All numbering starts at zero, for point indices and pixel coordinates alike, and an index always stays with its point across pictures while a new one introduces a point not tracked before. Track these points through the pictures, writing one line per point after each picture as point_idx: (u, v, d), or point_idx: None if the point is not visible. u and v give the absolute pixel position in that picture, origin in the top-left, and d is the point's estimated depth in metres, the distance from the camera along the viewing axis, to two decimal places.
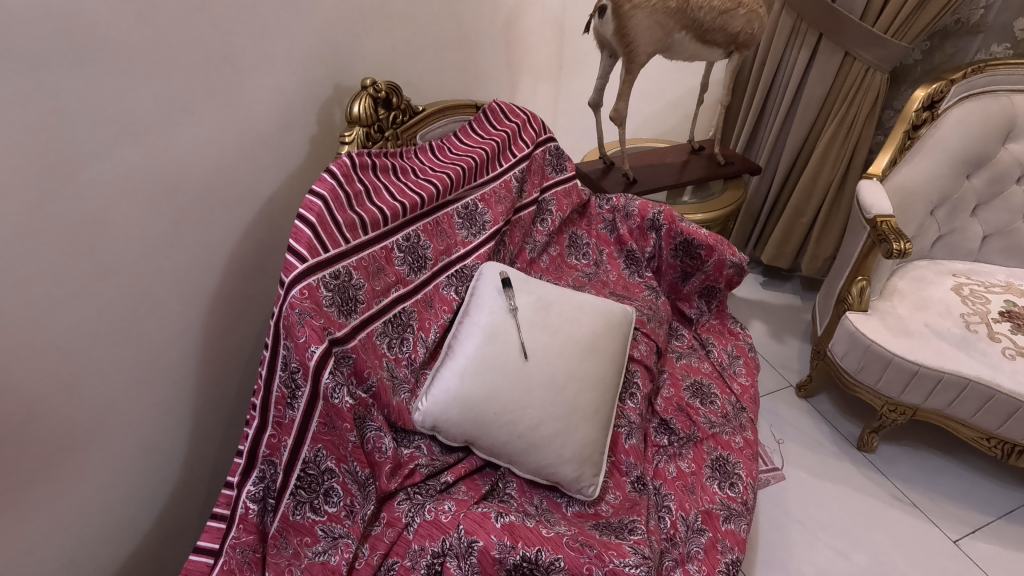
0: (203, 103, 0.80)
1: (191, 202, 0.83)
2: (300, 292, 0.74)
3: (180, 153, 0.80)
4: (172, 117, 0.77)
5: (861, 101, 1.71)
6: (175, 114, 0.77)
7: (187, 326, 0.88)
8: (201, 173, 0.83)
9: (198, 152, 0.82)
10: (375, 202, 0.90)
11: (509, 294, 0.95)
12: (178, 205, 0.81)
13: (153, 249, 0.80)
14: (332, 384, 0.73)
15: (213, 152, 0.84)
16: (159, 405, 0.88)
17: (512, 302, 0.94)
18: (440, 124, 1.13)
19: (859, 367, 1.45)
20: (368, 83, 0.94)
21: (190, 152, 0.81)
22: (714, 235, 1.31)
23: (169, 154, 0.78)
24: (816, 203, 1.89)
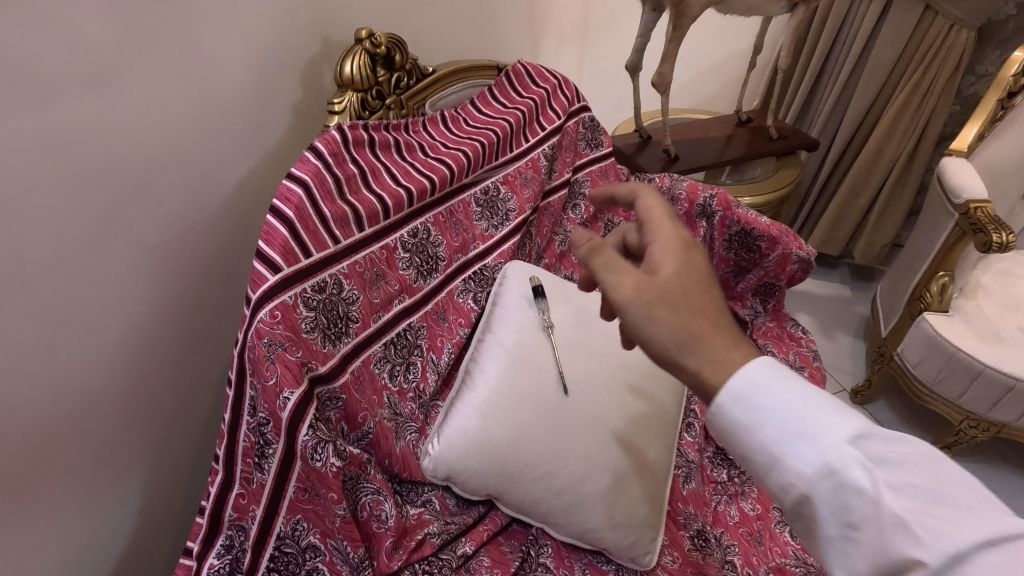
0: (141, 49, 0.59)
1: (132, 187, 0.62)
2: (271, 313, 0.55)
3: (110, 119, 0.58)
4: (95, 66, 0.56)
5: (941, 65, 1.47)
6: (97, 62, 0.56)
7: (137, 348, 0.68)
8: (145, 147, 0.62)
9: (141, 121, 0.61)
10: (373, 189, 0.71)
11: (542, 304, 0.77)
12: (114, 191, 0.61)
13: (80, 250, 0.59)
14: (313, 441, 0.53)
15: (161, 119, 0.63)
16: (105, 450, 0.68)
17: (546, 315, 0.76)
18: (452, 90, 0.92)
19: (938, 378, 1.25)
20: (364, 35, 0.73)
21: (129, 121, 0.60)
22: (777, 224, 1.11)
23: (93, 120, 0.57)
24: (876, 183, 1.67)
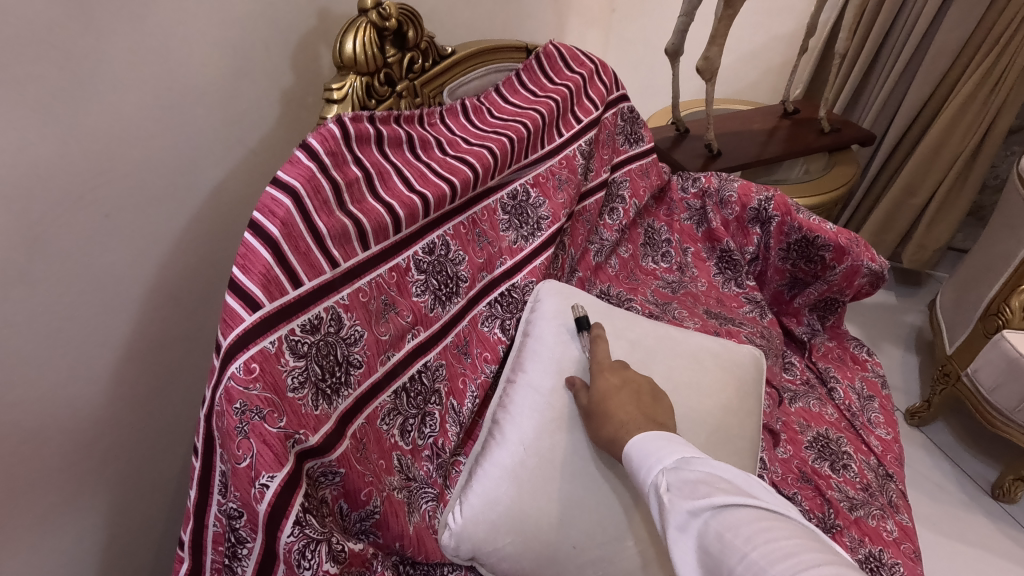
0: (79, 14, 0.46)
1: (71, 192, 0.49)
2: (247, 368, 0.42)
3: (34, 106, 0.45)
4: (11, 33, 0.42)
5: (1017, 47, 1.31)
6: (12, 29, 0.42)
7: (86, 392, 0.55)
8: (86, 142, 0.49)
9: (81, 113, 0.48)
10: (381, 196, 0.57)
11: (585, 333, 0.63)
12: (47, 198, 0.47)
13: (0, 276, 0.46)
14: (300, 542, 0.41)
15: (108, 106, 0.50)
16: (50, 518, 0.56)
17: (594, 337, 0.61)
18: (475, 75, 0.78)
19: (1019, 405, 1.10)
20: (371, 4, 0.59)
21: (63, 114, 0.47)
22: (845, 232, 0.96)
23: (11, 105, 0.44)
24: (935, 181, 1.51)
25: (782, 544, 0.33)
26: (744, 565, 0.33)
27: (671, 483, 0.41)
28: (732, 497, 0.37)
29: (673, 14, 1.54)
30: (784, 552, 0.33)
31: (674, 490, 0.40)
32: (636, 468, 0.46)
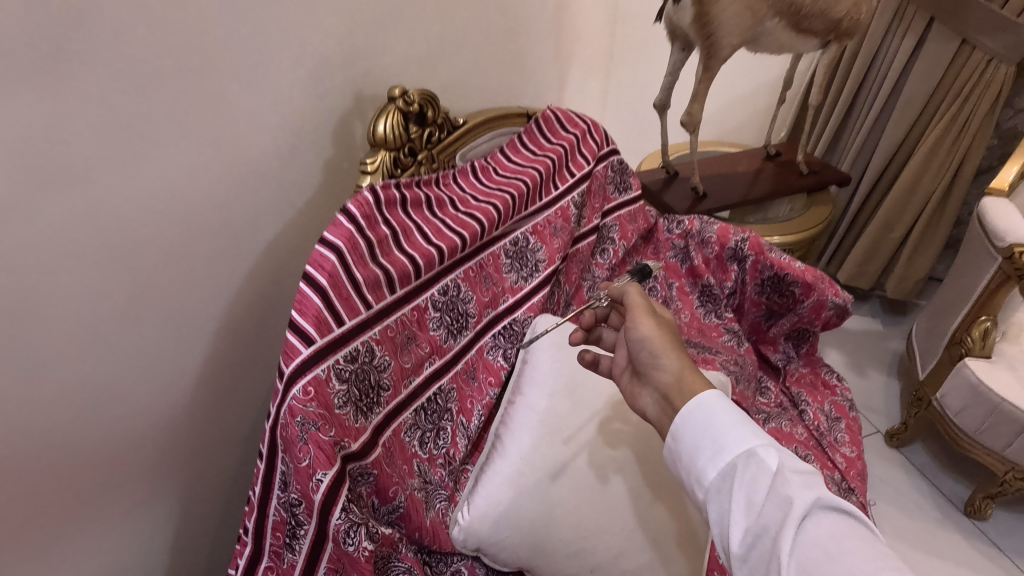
0: (173, 118, 0.61)
1: (160, 252, 0.64)
2: (304, 390, 0.55)
3: (139, 191, 0.60)
4: (125, 140, 0.58)
5: (979, 98, 1.43)
6: (125, 138, 0.58)
7: (158, 406, 0.69)
8: (174, 215, 0.64)
9: (171, 193, 0.63)
10: (405, 249, 0.70)
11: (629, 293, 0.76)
12: (144, 257, 0.63)
13: (107, 317, 0.61)
14: (346, 524, 0.53)
15: (190, 186, 0.64)
16: (130, 505, 0.71)
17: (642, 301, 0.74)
18: (484, 139, 0.92)
19: (980, 428, 1.20)
20: (397, 93, 0.73)
21: (160, 195, 0.62)
22: (812, 270, 1.08)
23: (122, 193, 0.59)
24: (911, 217, 1.62)
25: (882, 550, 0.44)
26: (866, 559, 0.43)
27: (773, 461, 0.49)
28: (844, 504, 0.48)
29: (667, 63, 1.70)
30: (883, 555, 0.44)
31: (783, 469, 0.48)
32: (719, 430, 0.52)
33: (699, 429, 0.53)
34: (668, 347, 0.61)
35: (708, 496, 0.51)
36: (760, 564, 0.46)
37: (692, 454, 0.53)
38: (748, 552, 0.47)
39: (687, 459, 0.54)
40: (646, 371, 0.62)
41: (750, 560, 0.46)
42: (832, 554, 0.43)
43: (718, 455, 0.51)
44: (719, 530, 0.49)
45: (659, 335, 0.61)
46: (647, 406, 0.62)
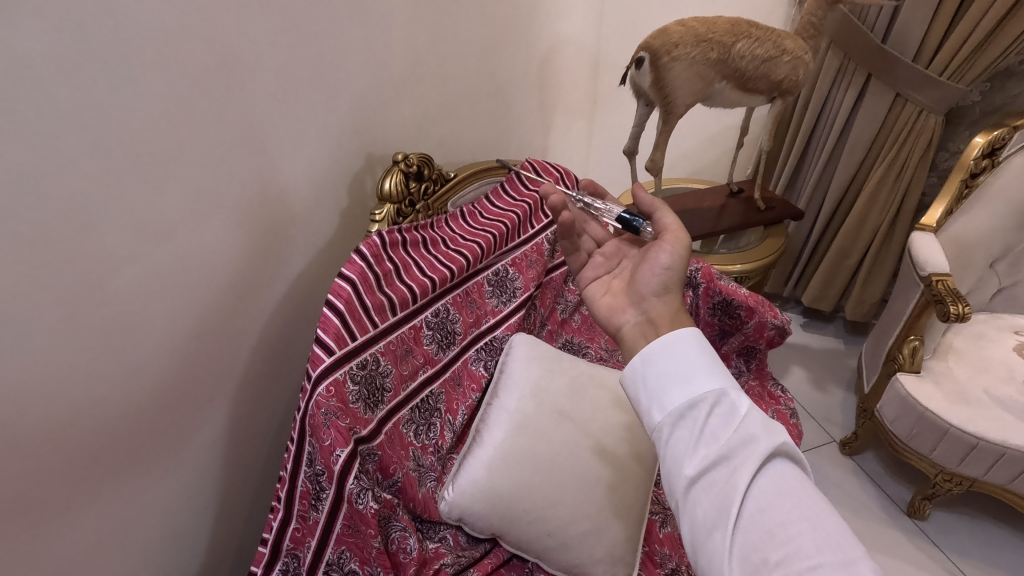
0: (234, 186, 0.81)
1: (221, 285, 0.84)
2: (327, 389, 0.73)
3: (210, 241, 0.80)
4: (202, 204, 0.78)
5: (914, 143, 1.62)
6: (201, 202, 0.77)
7: (213, 404, 0.89)
8: (232, 257, 0.84)
9: (231, 241, 0.83)
10: (405, 280, 0.88)
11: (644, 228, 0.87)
12: (208, 291, 0.82)
13: (183, 336, 0.81)
14: (357, 488, 0.71)
15: (243, 235, 0.85)
16: (188, 483, 0.90)
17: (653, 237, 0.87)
18: (472, 188, 1.11)
19: (911, 434, 1.36)
20: (401, 157, 0.92)
21: (224, 242, 0.82)
22: (755, 295, 1.26)
23: (198, 243, 0.79)
24: (862, 247, 1.81)
25: (807, 489, 0.57)
26: (796, 495, 0.55)
27: (740, 405, 0.60)
28: (787, 448, 0.59)
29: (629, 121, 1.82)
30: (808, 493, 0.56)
31: (749, 412, 0.60)
32: (698, 372, 0.62)
33: (683, 368, 0.63)
34: (675, 287, 0.76)
35: (676, 423, 0.60)
36: (717, 485, 0.56)
37: (671, 386, 0.62)
38: (707, 473, 0.56)
39: (662, 391, 0.62)
40: (648, 292, 0.76)
41: (707, 480, 0.56)
42: (778, 483, 0.56)
43: (697, 391, 0.60)
44: (679, 453, 0.58)
45: (677, 276, 0.75)
46: (627, 321, 0.76)
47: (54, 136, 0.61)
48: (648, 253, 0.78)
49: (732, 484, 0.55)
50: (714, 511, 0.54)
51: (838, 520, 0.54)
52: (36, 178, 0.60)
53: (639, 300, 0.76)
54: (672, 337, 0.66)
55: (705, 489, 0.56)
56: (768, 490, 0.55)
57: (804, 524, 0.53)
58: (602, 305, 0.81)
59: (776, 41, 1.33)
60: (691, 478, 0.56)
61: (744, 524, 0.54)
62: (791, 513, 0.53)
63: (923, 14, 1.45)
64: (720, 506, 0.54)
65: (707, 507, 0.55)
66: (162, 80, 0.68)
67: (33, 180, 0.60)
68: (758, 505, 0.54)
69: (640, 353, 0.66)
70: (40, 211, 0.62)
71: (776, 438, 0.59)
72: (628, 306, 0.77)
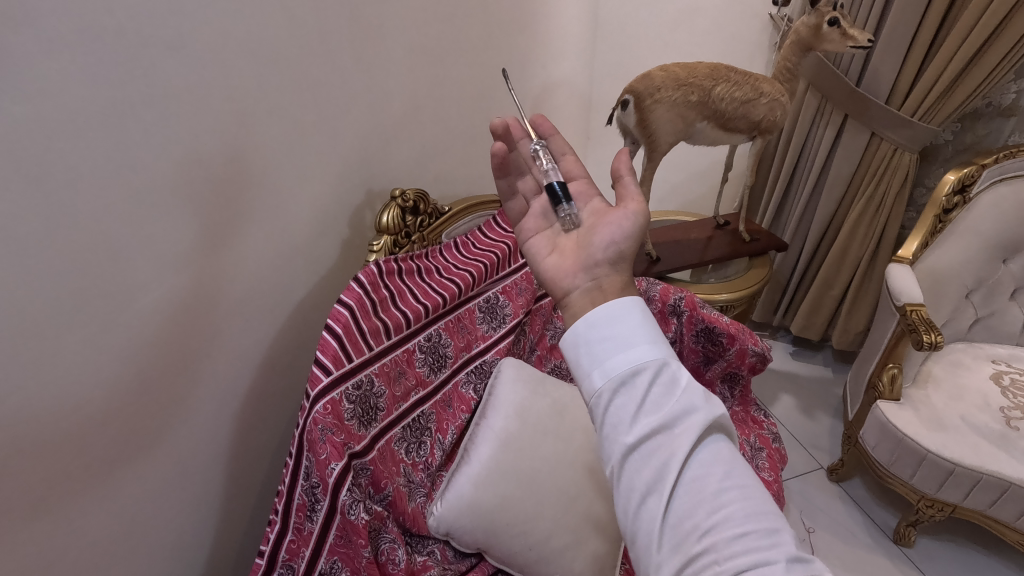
0: (245, 220, 0.89)
1: (229, 310, 0.91)
2: (324, 407, 0.78)
3: (220, 268, 0.87)
4: (215, 235, 0.85)
5: (891, 179, 1.69)
6: (214, 234, 0.85)
7: (216, 421, 0.95)
8: (240, 283, 0.91)
9: (239, 269, 0.91)
10: (399, 307, 0.94)
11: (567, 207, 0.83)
12: (218, 315, 0.89)
13: (193, 356, 0.87)
14: (349, 500, 0.76)
15: (251, 264, 0.92)
16: (191, 496, 0.95)
17: (576, 220, 0.83)
18: (465, 221, 1.18)
19: (892, 460, 1.40)
20: (397, 194, 1.00)
21: (233, 270, 0.90)
22: (736, 323, 1.32)
23: (210, 271, 0.86)
24: (846, 277, 1.87)
25: (738, 457, 0.59)
26: (728, 464, 0.57)
27: (680, 376, 0.61)
28: (723, 419, 0.61)
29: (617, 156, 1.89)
30: (738, 462, 0.59)
31: (689, 383, 0.61)
32: (642, 341, 0.62)
33: (626, 336, 0.63)
34: (628, 257, 0.76)
35: (617, 389, 0.60)
36: (656, 453, 0.56)
37: (613, 353, 0.62)
38: (645, 441, 0.57)
39: (604, 357, 0.62)
40: (602, 258, 0.75)
41: (645, 448, 0.57)
42: (714, 453, 0.57)
43: (640, 359, 0.61)
44: (619, 420, 0.59)
45: (632, 246, 0.75)
46: (576, 286, 0.74)
47: (89, 174, 0.68)
48: (611, 220, 0.77)
49: (671, 452, 0.56)
50: (653, 478, 0.55)
51: (765, 489, 0.57)
52: (71, 211, 0.68)
53: (590, 265, 0.75)
54: (618, 306, 0.66)
55: (643, 457, 0.56)
56: (704, 460, 0.56)
57: (735, 493, 0.55)
58: (548, 265, 0.80)
59: (754, 84, 1.41)
60: (629, 445, 0.57)
61: (679, 491, 0.55)
62: (725, 482, 0.55)
63: (893, 60, 1.54)
64: (657, 473, 0.55)
65: (645, 474, 0.56)
66: (186, 127, 0.77)
67: (68, 212, 0.68)
68: (694, 473, 0.55)
69: (584, 318, 0.66)
70: (72, 243, 0.69)
71: (714, 407, 0.60)
72: (579, 270, 0.75)
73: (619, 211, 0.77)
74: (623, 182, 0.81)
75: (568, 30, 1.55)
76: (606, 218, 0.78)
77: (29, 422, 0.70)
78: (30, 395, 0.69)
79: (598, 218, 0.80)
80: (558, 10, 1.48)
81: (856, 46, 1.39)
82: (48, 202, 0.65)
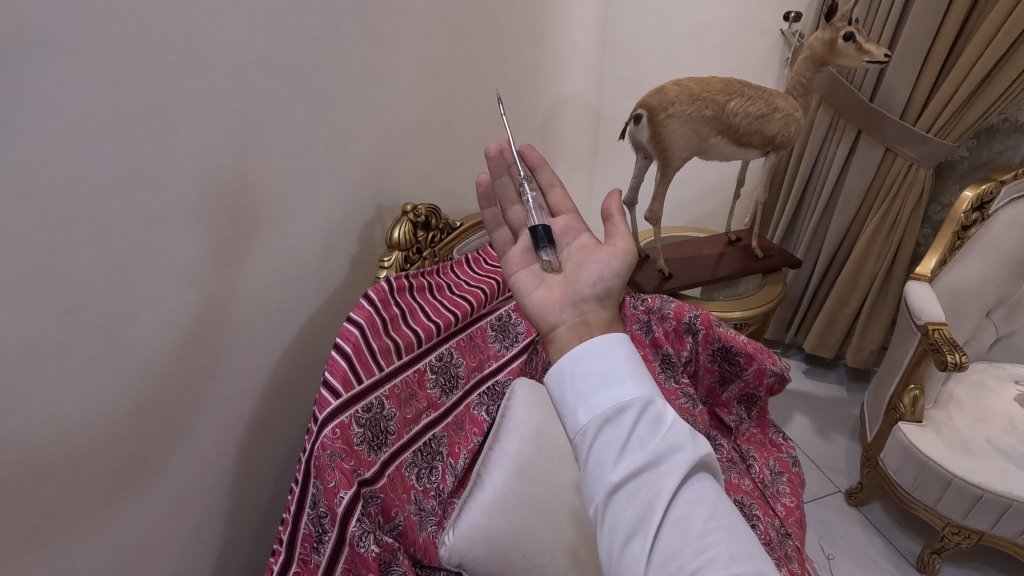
0: (253, 236, 0.86)
1: (235, 328, 0.88)
2: (332, 431, 0.75)
3: (227, 286, 0.84)
4: (223, 251, 0.82)
5: (906, 195, 1.66)
6: (222, 251, 0.82)
7: (220, 444, 0.91)
8: (247, 301, 0.88)
9: (246, 286, 0.87)
10: (411, 325, 0.90)
11: (550, 250, 0.80)
12: (223, 334, 0.86)
13: (198, 377, 0.84)
14: (359, 531, 0.73)
15: (259, 281, 0.89)
16: (192, 523, 0.91)
17: (556, 264, 0.80)
18: (477, 236, 1.13)
19: (916, 484, 1.35)
20: (409, 209, 0.97)
21: (240, 288, 0.86)
22: (753, 342, 1.28)
23: (215, 287, 0.83)
24: (860, 295, 1.83)
25: (722, 499, 0.57)
26: (712, 505, 0.55)
27: (667, 413, 0.59)
28: (708, 459, 0.59)
29: (626, 170, 1.86)
30: (722, 503, 0.56)
31: (675, 421, 0.58)
32: (628, 377, 0.60)
33: (611, 372, 0.61)
34: (615, 295, 0.74)
35: (602, 426, 0.57)
36: (641, 492, 0.54)
37: (598, 390, 0.60)
38: (631, 480, 0.54)
39: (589, 393, 0.60)
40: (590, 294, 0.73)
41: (631, 487, 0.54)
42: (699, 493, 0.55)
43: (626, 397, 0.58)
44: (604, 457, 0.56)
45: (621, 284, 0.73)
46: (563, 321, 0.72)
47: (93, 187, 0.66)
48: (601, 258, 0.75)
49: (656, 491, 0.53)
50: (637, 519, 0.52)
51: (750, 531, 0.54)
52: (74, 225, 0.65)
53: (578, 299, 0.73)
54: (604, 342, 0.64)
55: (628, 495, 0.54)
56: (690, 499, 0.54)
57: (720, 535, 0.52)
58: (535, 299, 0.76)
59: (767, 99, 1.39)
60: (615, 484, 0.54)
61: (665, 532, 0.52)
62: (710, 522, 0.52)
63: (907, 76, 1.53)
64: (642, 513, 0.52)
65: (629, 514, 0.53)
66: (195, 139, 0.74)
67: (70, 226, 0.65)
68: (679, 513, 0.53)
69: (570, 352, 0.64)
70: (72, 260, 0.66)
71: (699, 446, 0.58)
72: (567, 304, 0.73)
73: (607, 249, 0.75)
74: (613, 221, 0.78)
75: (577, 45, 1.53)
76: (595, 255, 0.76)
77: (25, 447, 0.66)
78: (27, 419, 0.66)
79: (586, 254, 0.78)
80: (569, 24, 1.46)
81: (872, 62, 1.38)
82: (50, 216, 0.63)
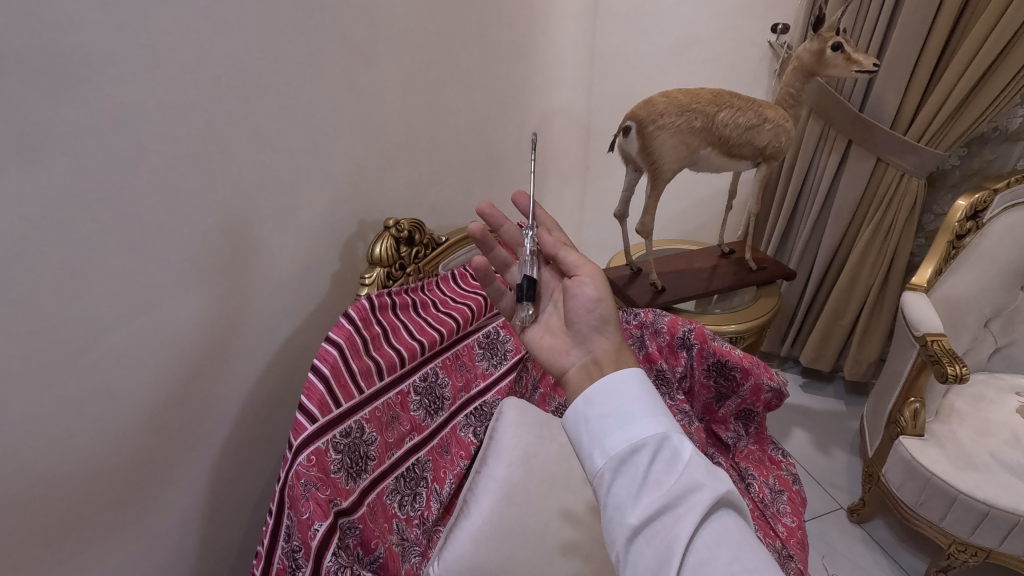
0: (224, 254, 0.82)
1: (207, 351, 0.83)
2: (308, 458, 0.71)
3: (198, 307, 0.80)
4: (192, 270, 0.78)
5: (899, 206, 1.65)
6: (191, 270, 0.78)
7: (192, 473, 0.87)
8: (221, 323, 0.84)
9: (219, 307, 0.83)
10: (393, 344, 0.87)
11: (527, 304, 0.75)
12: (194, 358, 0.82)
13: (167, 403, 0.79)
14: (335, 566, 0.68)
15: (234, 302, 0.86)
16: (161, 559, 0.86)
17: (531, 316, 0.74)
18: (463, 251, 1.10)
19: (920, 500, 1.31)
20: (391, 223, 0.94)
21: (213, 308, 0.82)
22: (750, 356, 1.25)
23: (185, 308, 0.78)
24: (856, 307, 1.81)
25: (752, 542, 0.52)
26: (739, 549, 0.50)
27: (683, 449, 0.57)
28: (734, 497, 0.55)
29: (618, 184, 1.83)
30: (752, 544, 0.52)
31: (692, 457, 0.56)
32: (642, 416, 0.58)
33: (625, 411, 0.59)
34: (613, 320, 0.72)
35: (617, 470, 0.56)
36: (660, 536, 0.51)
37: (612, 430, 0.58)
38: (649, 523, 0.52)
39: (603, 435, 0.59)
40: (589, 329, 0.71)
41: (650, 530, 0.52)
42: (720, 534, 0.51)
43: (638, 436, 0.57)
44: (621, 501, 0.54)
45: (610, 306, 0.71)
46: (571, 364, 0.71)
47: (48, 204, 0.62)
48: (569, 287, 0.73)
49: (674, 535, 0.50)
50: (655, 564, 0.49)
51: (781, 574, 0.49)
52: (26, 246, 0.61)
53: (582, 339, 0.72)
54: (614, 378, 0.63)
55: (647, 540, 0.51)
56: (710, 542, 0.51)
57: None
58: (543, 348, 0.75)
59: (757, 110, 1.37)
60: (633, 528, 0.52)
61: None
62: (732, 565, 0.48)
63: (897, 84, 1.52)
64: (661, 559, 0.49)
65: (649, 560, 0.50)
66: (160, 153, 0.71)
67: (23, 247, 0.61)
68: (699, 557, 0.49)
69: (582, 394, 0.63)
70: (27, 282, 0.62)
71: (721, 484, 0.55)
72: (572, 346, 0.72)
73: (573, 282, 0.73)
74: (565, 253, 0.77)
75: (566, 59, 1.52)
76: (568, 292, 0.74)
77: None
78: None
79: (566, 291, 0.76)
80: (556, 38, 1.45)
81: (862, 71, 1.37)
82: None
